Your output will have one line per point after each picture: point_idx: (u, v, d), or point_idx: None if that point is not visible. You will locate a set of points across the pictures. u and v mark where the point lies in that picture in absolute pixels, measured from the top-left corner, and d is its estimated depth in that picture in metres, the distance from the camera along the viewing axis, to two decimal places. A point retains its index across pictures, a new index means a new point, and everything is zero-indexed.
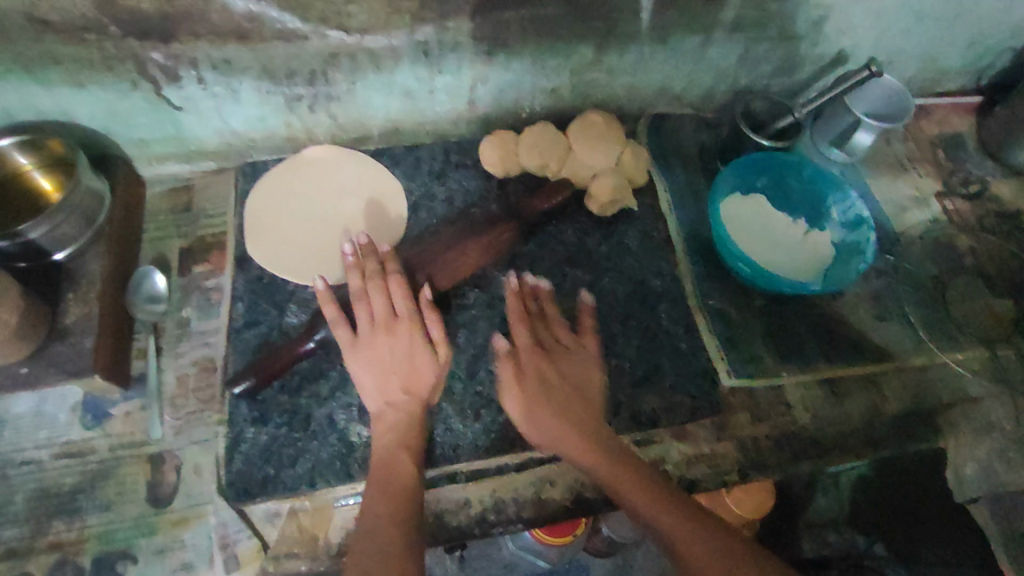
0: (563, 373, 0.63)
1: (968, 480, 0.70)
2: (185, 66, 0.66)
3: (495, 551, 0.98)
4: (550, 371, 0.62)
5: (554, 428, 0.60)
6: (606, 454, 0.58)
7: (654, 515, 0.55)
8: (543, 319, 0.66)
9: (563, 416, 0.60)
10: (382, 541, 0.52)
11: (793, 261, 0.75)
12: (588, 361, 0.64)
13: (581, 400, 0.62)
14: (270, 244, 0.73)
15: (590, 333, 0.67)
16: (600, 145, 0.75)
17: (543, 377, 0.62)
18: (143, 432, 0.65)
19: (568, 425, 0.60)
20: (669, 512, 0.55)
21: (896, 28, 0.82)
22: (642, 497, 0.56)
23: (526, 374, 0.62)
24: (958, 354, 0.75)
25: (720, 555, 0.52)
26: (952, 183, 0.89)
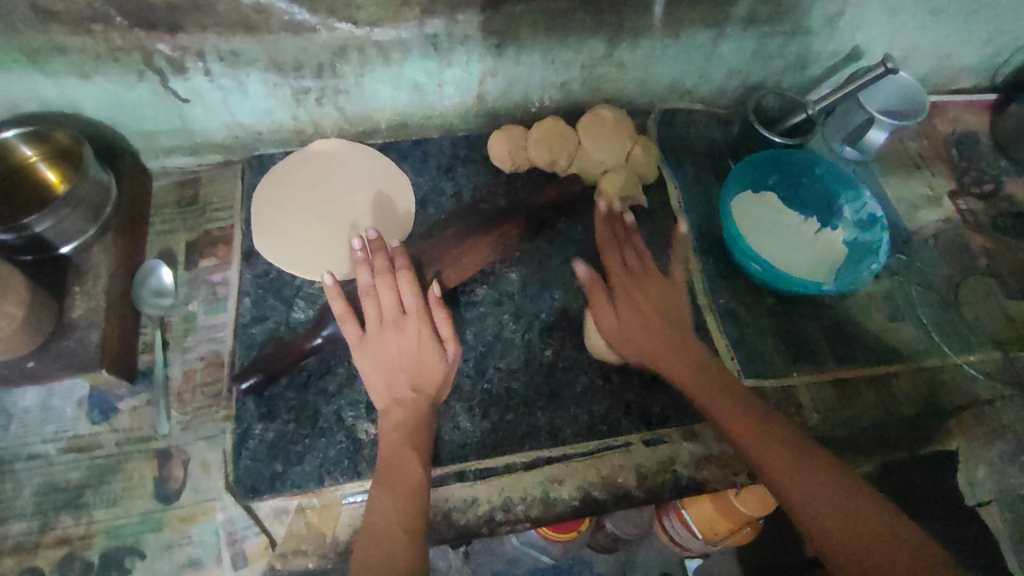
0: (655, 301, 0.63)
1: (979, 481, 0.71)
2: (192, 57, 0.66)
3: (498, 545, 0.98)
4: (650, 311, 0.62)
5: (638, 335, 0.61)
6: (691, 370, 0.59)
7: (742, 424, 0.56)
8: (634, 248, 0.66)
9: (647, 329, 0.61)
10: (385, 542, 0.52)
11: (805, 260, 0.74)
12: (676, 301, 0.63)
13: (676, 319, 0.62)
14: (276, 238, 0.72)
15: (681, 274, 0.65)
16: (611, 139, 0.74)
17: (638, 302, 0.63)
18: (150, 427, 0.65)
19: (660, 337, 0.61)
20: (755, 421, 0.56)
21: (911, 24, 0.80)
22: (738, 411, 0.56)
23: (621, 300, 0.63)
24: (969, 356, 0.75)
25: (811, 469, 0.52)
26: (966, 181, 0.88)
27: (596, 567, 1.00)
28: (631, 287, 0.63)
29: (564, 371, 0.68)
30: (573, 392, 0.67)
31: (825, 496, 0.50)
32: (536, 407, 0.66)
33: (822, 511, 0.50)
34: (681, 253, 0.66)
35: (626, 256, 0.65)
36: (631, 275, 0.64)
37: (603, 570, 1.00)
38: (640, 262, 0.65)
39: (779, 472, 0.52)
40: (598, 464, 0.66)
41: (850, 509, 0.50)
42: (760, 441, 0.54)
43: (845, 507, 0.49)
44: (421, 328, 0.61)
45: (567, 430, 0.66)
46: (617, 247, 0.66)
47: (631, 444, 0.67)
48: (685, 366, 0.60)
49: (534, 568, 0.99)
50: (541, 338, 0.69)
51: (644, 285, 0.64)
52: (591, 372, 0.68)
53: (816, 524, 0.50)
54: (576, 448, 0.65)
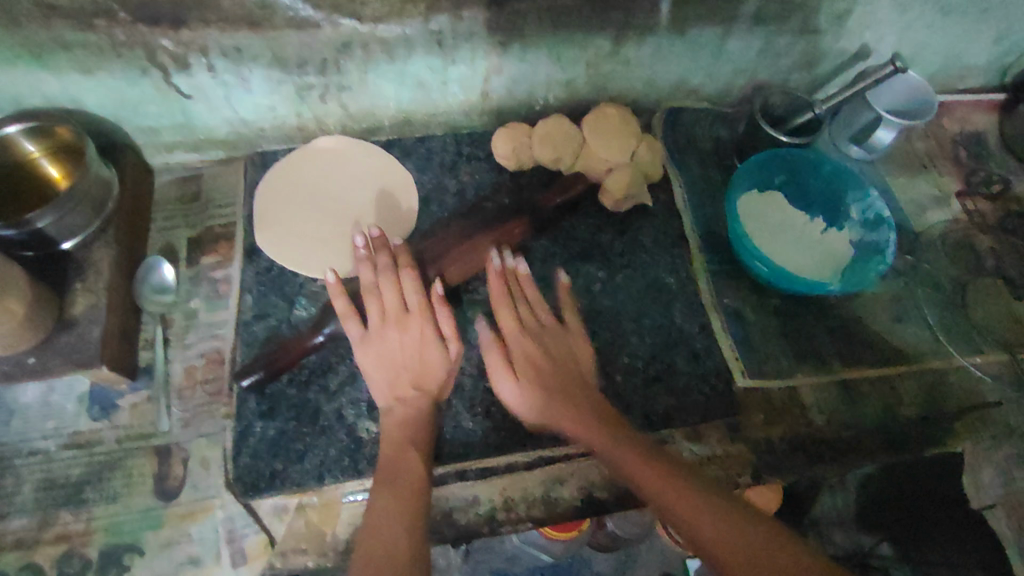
0: (548, 352, 0.64)
1: (985, 485, 0.71)
2: (195, 53, 0.65)
3: (498, 543, 0.98)
4: (535, 359, 0.63)
5: (543, 394, 0.61)
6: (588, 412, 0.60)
7: (662, 486, 0.53)
8: (524, 301, 0.67)
9: (544, 368, 0.63)
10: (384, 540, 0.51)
11: (811, 260, 0.74)
12: (578, 344, 0.66)
13: (580, 399, 0.61)
14: (279, 235, 0.72)
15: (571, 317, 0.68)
16: (615, 137, 0.73)
17: (529, 357, 0.64)
18: (150, 424, 0.65)
19: (582, 409, 0.60)
20: (652, 467, 0.55)
21: (921, 22, 0.80)
22: (655, 466, 0.55)
23: (516, 356, 0.64)
24: (977, 358, 0.74)
25: (714, 513, 0.50)
26: (973, 182, 0.87)
27: (595, 565, 1.01)
28: (511, 333, 0.65)
29: None
30: None
31: (739, 539, 0.48)
32: None
33: (739, 557, 0.47)
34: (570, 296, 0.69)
35: (521, 313, 0.66)
36: (525, 328, 0.65)
37: (603, 569, 1.01)
38: (535, 316, 0.66)
39: (688, 514, 0.51)
40: (599, 464, 0.66)
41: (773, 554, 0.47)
42: (658, 482, 0.53)
43: (765, 552, 0.47)
44: (424, 327, 0.61)
45: None
46: (507, 306, 0.66)
47: None
48: (584, 421, 0.59)
49: (534, 565, 1.00)
50: None
51: (543, 340, 0.65)
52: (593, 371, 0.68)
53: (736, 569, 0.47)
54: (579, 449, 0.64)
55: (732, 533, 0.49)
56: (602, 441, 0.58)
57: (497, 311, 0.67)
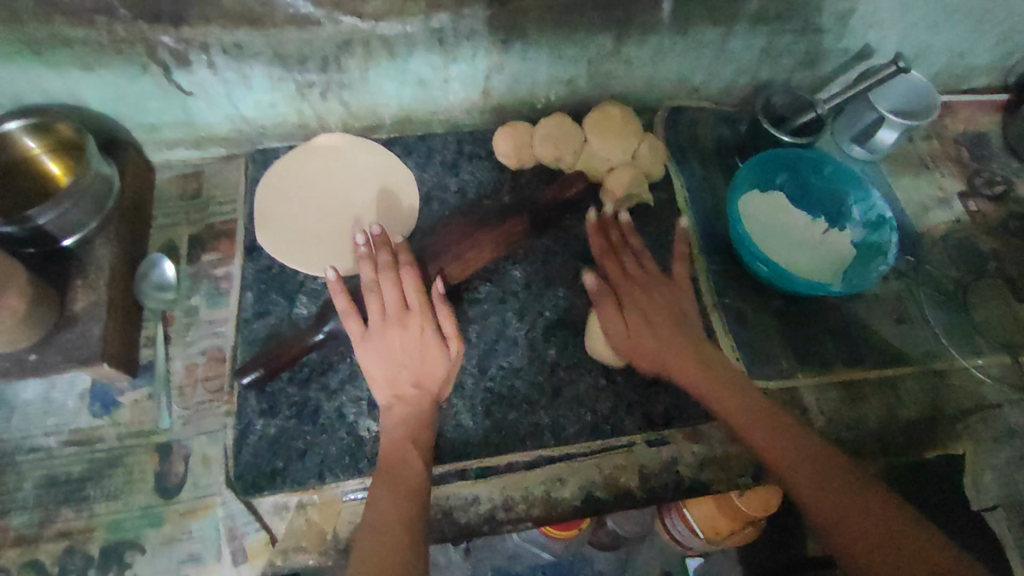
0: (654, 301, 0.65)
1: (986, 487, 0.69)
2: (196, 50, 0.65)
3: (499, 541, 0.99)
4: (658, 315, 0.64)
5: (656, 344, 0.63)
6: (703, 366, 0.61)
7: (783, 452, 0.55)
8: (630, 252, 0.69)
9: (653, 326, 0.64)
10: (387, 542, 0.51)
11: (813, 261, 0.73)
12: (676, 291, 0.66)
13: (705, 354, 0.62)
14: (279, 233, 0.72)
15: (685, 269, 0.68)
16: (616, 137, 0.74)
17: (639, 303, 0.65)
18: (151, 421, 0.65)
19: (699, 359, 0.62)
20: (771, 427, 0.57)
21: (924, 22, 0.79)
22: (783, 440, 0.56)
23: (625, 303, 0.65)
24: (976, 360, 0.74)
25: (833, 475, 0.53)
26: (976, 183, 0.87)
27: (596, 564, 1.01)
28: (628, 289, 0.66)
29: (567, 370, 0.67)
30: (577, 392, 0.67)
31: (834, 496, 0.52)
32: (540, 406, 0.66)
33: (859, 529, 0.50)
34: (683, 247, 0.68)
35: (629, 267, 0.68)
36: (631, 280, 0.67)
37: (604, 568, 1.01)
38: (644, 270, 0.67)
39: (803, 473, 0.54)
40: (600, 464, 0.66)
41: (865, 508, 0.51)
42: (789, 447, 0.55)
43: (864, 512, 0.51)
44: (424, 325, 0.61)
45: (570, 430, 0.65)
46: (634, 277, 0.67)
47: (634, 445, 0.67)
48: (698, 367, 0.61)
49: (535, 564, 1.00)
50: (544, 337, 0.69)
51: (653, 291, 0.66)
52: (594, 371, 0.68)
53: (850, 539, 0.50)
54: (579, 448, 0.65)
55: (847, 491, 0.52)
56: (742, 421, 0.58)
57: (601, 263, 0.69)
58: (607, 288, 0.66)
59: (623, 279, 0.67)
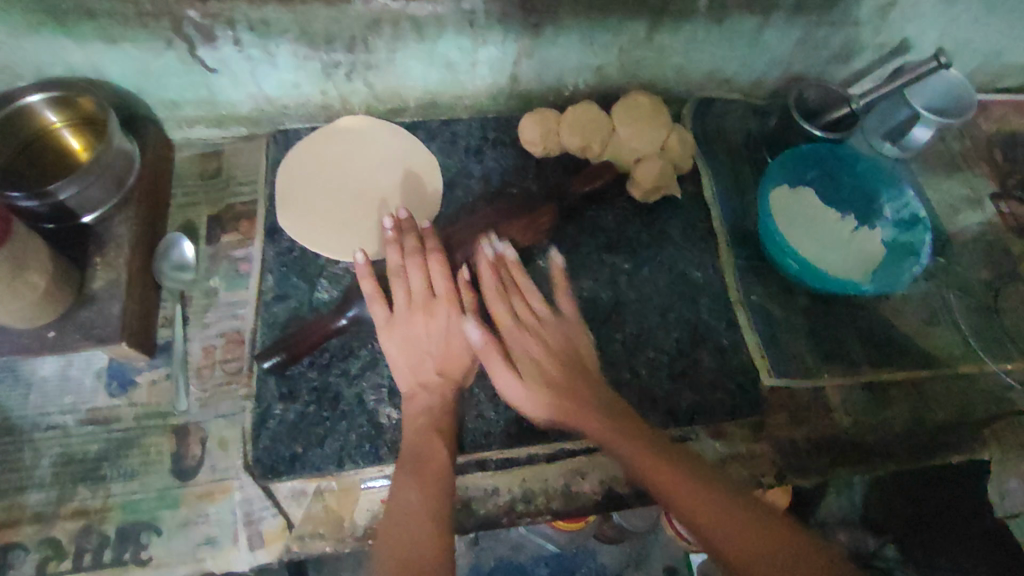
0: (551, 345, 0.63)
1: (1010, 493, 0.68)
2: (222, 26, 0.64)
3: (504, 532, 1.00)
4: (546, 360, 0.62)
5: (563, 403, 0.60)
6: (609, 417, 0.59)
7: (683, 496, 0.54)
8: (520, 291, 0.65)
9: (570, 391, 0.61)
10: (415, 530, 0.51)
11: (843, 259, 0.72)
12: (575, 330, 0.65)
13: (590, 391, 0.61)
14: (302, 216, 0.71)
15: (572, 308, 0.66)
16: (646, 126, 0.72)
17: (535, 356, 0.62)
18: (168, 403, 0.64)
19: (598, 403, 0.60)
20: (674, 469, 0.55)
21: (965, 18, 0.77)
22: (686, 483, 0.54)
23: (516, 357, 0.62)
24: (1007, 364, 0.72)
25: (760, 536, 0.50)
26: (1009, 184, 0.85)
27: (600, 557, 1.01)
28: (540, 354, 0.62)
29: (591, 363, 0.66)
30: None
31: (735, 539, 0.51)
32: None
33: None
34: (564, 281, 0.67)
35: (518, 307, 0.64)
36: (517, 325, 0.64)
37: (607, 561, 1.01)
38: (530, 310, 0.64)
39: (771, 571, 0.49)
40: None
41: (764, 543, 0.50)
42: (699, 499, 0.53)
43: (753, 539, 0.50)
44: (447, 315, 0.61)
45: None
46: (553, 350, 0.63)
47: None
48: (607, 422, 0.59)
49: (538, 555, 1.02)
50: None
51: (549, 333, 0.64)
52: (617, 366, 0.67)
53: None
54: None
55: None
56: (704, 522, 0.52)
57: (489, 305, 0.64)
58: (496, 347, 0.61)
59: (510, 327, 0.64)
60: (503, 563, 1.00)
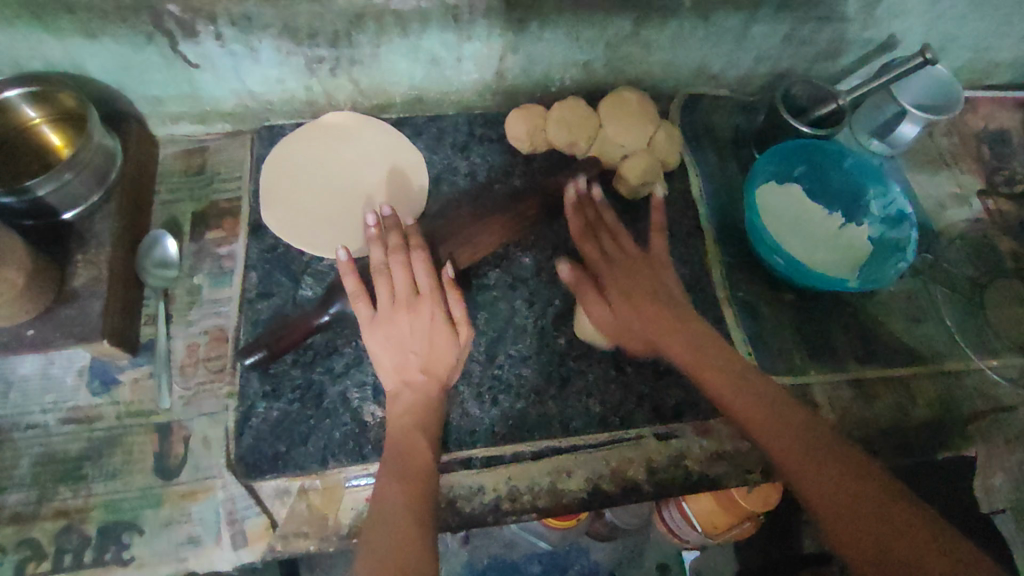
0: (647, 287, 0.61)
1: (995, 490, 0.69)
2: (203, 20, 0.63)
3: (498, 529, 1.00)
4: (641, 298, 0.61)
5: (646, 323, 0.60)
6: (677, 329, 0.59)
7: (763, 420, 0.53)
8: (607, 231, 0.66)
9: (630, 296, 0.61)
10: (399, 533, 0.51)
11: (829, 256, 0.72)
12: (654, 265, 0.64)
13: (667, 310, 0.60)
14: (286, 212, 0.71)
15: (662, 251, 0.65)
16: (632, 122, 0.72)
17: (629, 295, 0.61)
18: (150, 401, 0.63)
19: (677, 326, 0.59)
20: (756, 392, 0.55)
21: (952, 14, 0.77)
22: (758, 408, 0.54)
23: (610, 289, 0.62)
24: (993, 361, 0.73)
25: (829, 462, 0.50)
26: (995, 181, 0.86)
27: (594, 554, 1.01)
28: (623, 283, 0.62)
29: (576, 360, 0.65)
30: (585, 382, 0.65)
31: (805, 461, 0.51)
32: (548, 396, 0.64)
33: (838, 508, 0.48)
34: (659, 220, 0.66)
35: (601, 245, 0.66)
36: (603, 263, 0.64)
37: (600, 559, 1.01)
38: (615, 247, 0.65)
39: (826, 487, 0.49)
40: (608, 456, 0.64)
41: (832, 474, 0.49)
42: (775, 428, 0.53)
43: (819, 463, 0.50)
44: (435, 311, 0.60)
45: (578, 421, 0.63)
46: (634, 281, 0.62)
47: (642, 437, 0.64)
48: (680, 338, 0.59)
49: (531, 553, 1.02)
50: (554, 326, 0.67)
51: (611, 271, 0.64)
52: (603, 362, 0.65)
53: (837, 527, 0.48)
54: (587, 439, 0.63)
55: (894, 526, 0.46)
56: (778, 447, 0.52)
57: (579, 244, 0.66)
58: (584, 278, 0.64)
59: (598, 265, 0.64)
60: (496, 560, 1.00)
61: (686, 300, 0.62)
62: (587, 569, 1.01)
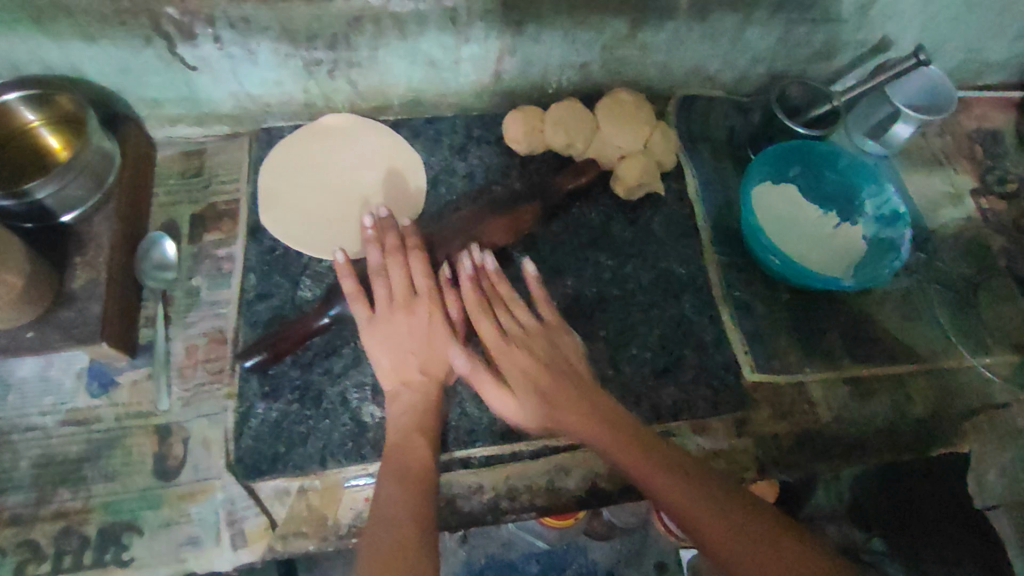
0: (543, 355, 0.61)
1: (988, 486, 0.70)
2: (201, 23, 0.63)
3: (494, 530, 1.01)
4: (537, 373, 0.60)
5: (557, 412, 0.59)
6: (597, 419, 0.57)
7: (684, 505, 0.51)
8: (502, 303, 0.63)
9: (533, 379, 0.60)
10: (397, 535, 0.51)
11: (823, 255, 0.73)
12: (554, 329, 0.63)
13: (585, 399, 0.59)
14: (285, 214, 0.71)
15: (552, 313, 0.64)
16: (629, 123, 0.72)
17: (527, 370, 0.61)
18: (150, 403, 0.63)
19: (591, 408, 0.58)
20: (669, 468, 0.53)
21: (945, 15, 0.78)
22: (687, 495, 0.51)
23: (509, 375, 0.61)
24: (987, 359, 0.73)
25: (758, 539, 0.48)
26: (989, 180, 0.86)
27: (592, 553, 1.02)
28: (522, 360, 0.61)
29: None
30: None
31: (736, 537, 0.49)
32: None
33: None
34: (549, 292, 0.65)
35: (507, 320, 0.63)
36: (503, 336, 0.62)
37: (599, 557, 1.02)
38: (519, 327, 0.63)
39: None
40: None
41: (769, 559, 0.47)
42: (698, 508, 0.50)
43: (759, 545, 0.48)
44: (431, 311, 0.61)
45: None
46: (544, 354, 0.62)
47: None
48: (593, 417, 0.58)
49: (529, 552, 1.02)
50: None
51: (526, 341, 0.62)
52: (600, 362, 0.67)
53: None
54: None
55: None
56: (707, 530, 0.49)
57: (474, 321, 0.63)
58: (481, 368, 0.61)
59: (500, 349, 0.62)
60: (494, 559, 1.01)
61: (590, 374, 0.62)
62: (585, 567, 1.02)
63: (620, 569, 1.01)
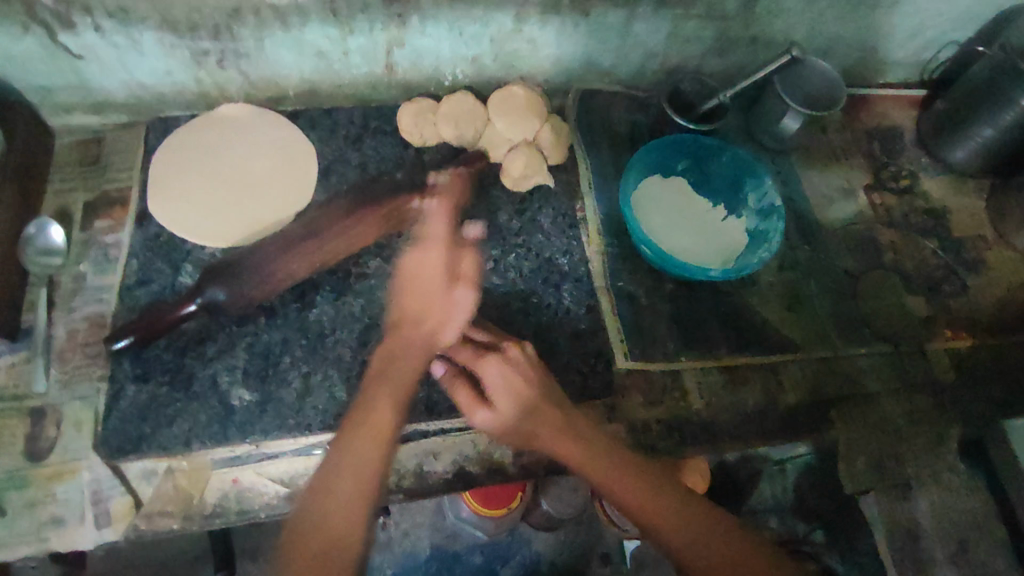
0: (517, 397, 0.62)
1: (858, 471, 0.70)
2: (79, 12, 0.64)
3: (441, 519, 1.03)
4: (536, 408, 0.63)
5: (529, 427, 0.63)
6: (554, 418, 0.63)
7: (605, 470, 0.62)
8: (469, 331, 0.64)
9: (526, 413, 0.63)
10: (342, 512, 0.57)
11: (701, 247, 0.74)
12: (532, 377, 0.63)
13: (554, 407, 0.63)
14: (171, 202, 0.72)
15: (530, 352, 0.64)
16: (517, 118, 0.75)
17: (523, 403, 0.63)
18: (26, 385, 0.64)
19: (560, 416, 0.63)
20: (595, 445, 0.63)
21: (831, 14, 0.80)
22: (609, 467, 0.62)
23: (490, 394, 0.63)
24: (860, 348, 0.75)
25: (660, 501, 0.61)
26: (883, 176, 0.88)
27: (535, 545, 1.04)
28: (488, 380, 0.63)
29: None
30: None
31: (648, 497, 0.61)
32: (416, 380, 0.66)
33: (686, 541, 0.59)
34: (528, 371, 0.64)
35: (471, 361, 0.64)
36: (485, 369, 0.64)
37: (542, 548, 1.04)
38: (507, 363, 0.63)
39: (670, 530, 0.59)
40: (474, 440, 0.67)
41: (670, 513, 0.60)
42: (614, 476, 0.61)
43: (659, 509, 0.60)
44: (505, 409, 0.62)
45: (443, 405, 0.64)
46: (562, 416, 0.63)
47: None
48: (556, 423, 0.63)
49: (473, 544, 1.04)
50: None
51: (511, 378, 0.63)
52: None
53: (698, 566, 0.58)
54: (453, 423, 0.65)
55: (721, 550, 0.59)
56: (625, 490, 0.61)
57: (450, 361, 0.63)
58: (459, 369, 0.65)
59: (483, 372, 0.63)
60: (438, 550, 1.02)
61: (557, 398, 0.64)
62: (528, 558, 1.03)
63: (562, 560, 1.03)
